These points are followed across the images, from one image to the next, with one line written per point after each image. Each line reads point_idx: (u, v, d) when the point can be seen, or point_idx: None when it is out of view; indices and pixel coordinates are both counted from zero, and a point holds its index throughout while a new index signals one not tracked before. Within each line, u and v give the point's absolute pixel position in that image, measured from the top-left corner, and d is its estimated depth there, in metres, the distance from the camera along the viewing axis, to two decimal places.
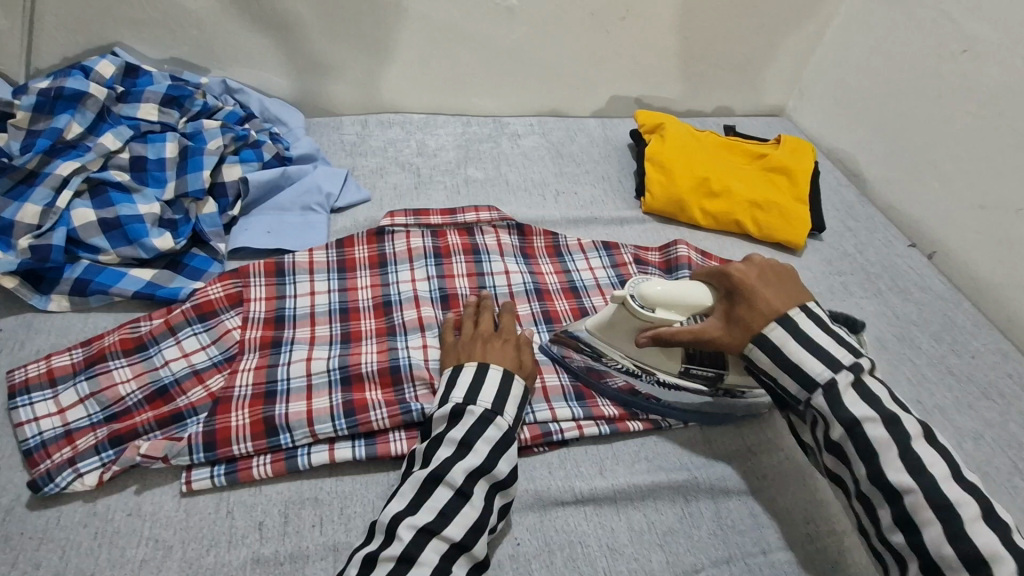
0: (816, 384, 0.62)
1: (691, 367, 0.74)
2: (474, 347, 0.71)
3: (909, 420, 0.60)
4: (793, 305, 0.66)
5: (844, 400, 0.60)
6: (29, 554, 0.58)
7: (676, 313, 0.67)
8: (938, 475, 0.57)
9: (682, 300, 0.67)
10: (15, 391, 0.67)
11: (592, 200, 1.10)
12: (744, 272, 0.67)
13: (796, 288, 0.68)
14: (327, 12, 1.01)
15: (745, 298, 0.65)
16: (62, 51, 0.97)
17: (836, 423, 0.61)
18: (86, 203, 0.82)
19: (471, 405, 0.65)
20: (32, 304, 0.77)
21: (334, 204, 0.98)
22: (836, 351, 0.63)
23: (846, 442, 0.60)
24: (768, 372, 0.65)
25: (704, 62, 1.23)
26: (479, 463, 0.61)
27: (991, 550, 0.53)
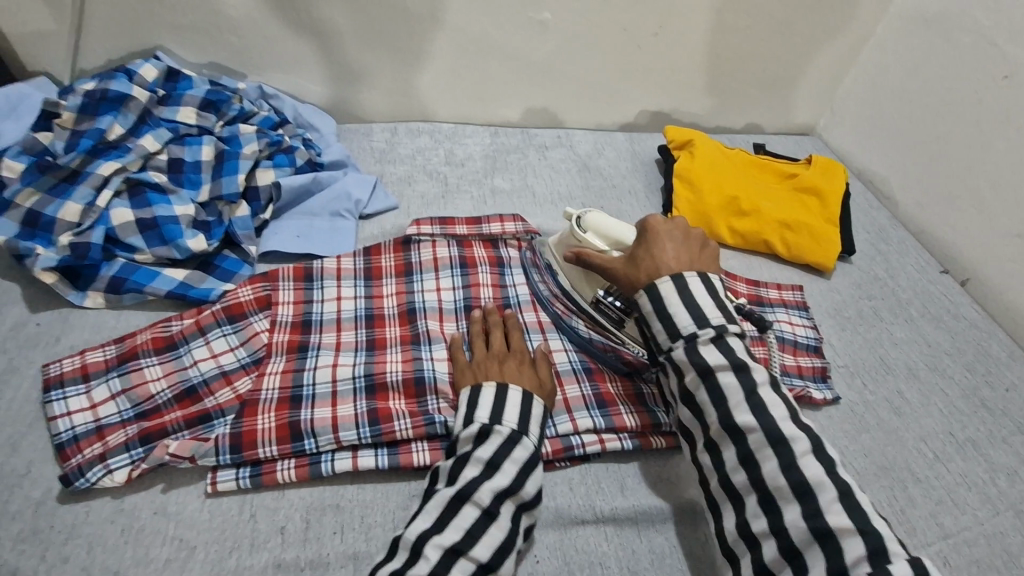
0: (679, 334, 0.65)
1: (603, 301, 0.81)
2: (490, 368, 0.72)
3: (757, 371, 0.63)
4: (688, 266, 0.70)
5: (701, 351, 0.64)
6: (58, 547, 0.59)
7: (603, 243, 0.79)
8: (778, 416, 0.60)
9: (610, 234, 0.79)
10: (50, 385, 0.69)
11: (618, 214, 1.10)
12: (661, 225, 0.75)
13: (703, 257, 0.73)
14: (362, 21, 1.02)
15: (650, 244, 0.73)
16: (107, 53, 1.00)
17: (691, 369, 0.64)
18: (124, 203, 0.84)
19: (499, 425, 0.65)
20: (69, 300, 0.79)
21: (363, 211, 0.99)
22: (709, 310, 0.66)
23: (698, 390, 0.64)
24: (646, 319, 0.68)
25: (736, 79, 1.23)
26: (505, 484, 0.61)
27: (817, 480, 0.56)
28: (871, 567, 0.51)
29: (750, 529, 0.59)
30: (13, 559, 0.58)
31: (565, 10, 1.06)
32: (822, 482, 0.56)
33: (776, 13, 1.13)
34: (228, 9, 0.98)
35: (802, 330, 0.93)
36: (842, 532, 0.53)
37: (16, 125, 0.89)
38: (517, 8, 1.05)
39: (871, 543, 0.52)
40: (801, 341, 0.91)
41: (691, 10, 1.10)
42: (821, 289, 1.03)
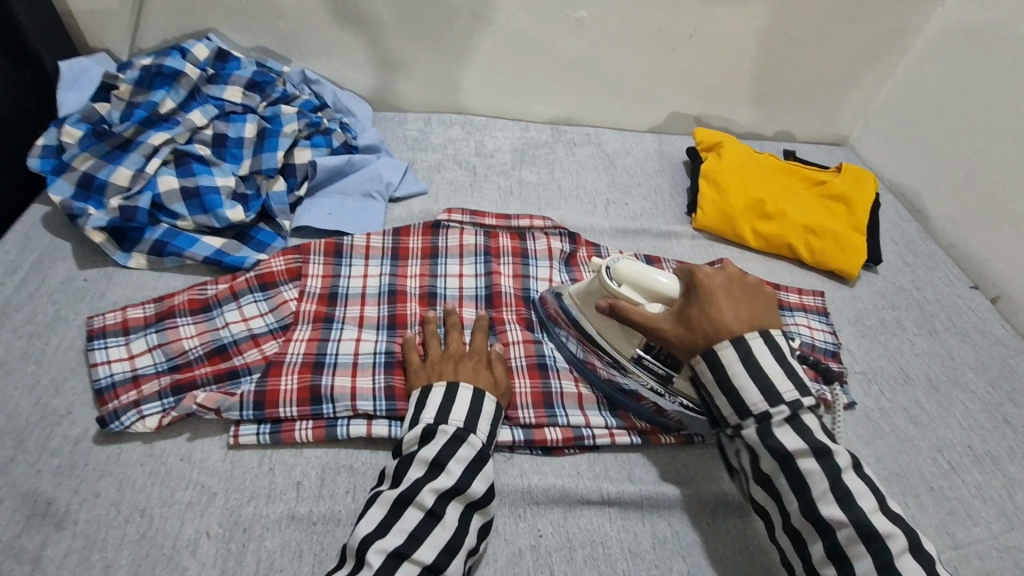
0: (749, 412, 0.63)
1: (645, 358, 0.75)
2: (446, 367, 0.71)
3: (840, 454, 0.61)
4: (752, 330, 0.65)
5: (775, 434, 0.61)
6: (91, 483, 0.63)
7: (639, 295, 0.72)
8: (867, 508, 0.58)
9: (648, 284, 0.71)
10: (93, 335, 0.74)
11: (642, 212, 1.11)
12: (710, 274, 0.70)
13: (762, 312, 0.68)
14: (404, 12, 1.06)
15: (701, 299, 0.68)
16: (164, 33, 1.06)
17: (767, 454, 0.62)
18: (171, 172, 0.89)
19: (443, 425, 0.65)
20: (115, 259, 0.84)
21: (392, 194, 1.02)
22: (780, 384, 0.63)
23: (778, 477, 0.61)
24: (708, 388, 0.66)
25: (769, 85, 1.23)
26: (450, 484, 0.61)
27: None
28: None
29: None
30: (50, 491, 0.62)
31: (603, 10, 1.08)
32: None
33: (814, 21, 1.13)
34: None
35: (820, 335, 0.92)
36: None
37: (78, 96, 0.95)
38: (556, 6, 1.07)
39: None
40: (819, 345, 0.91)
41: (728, 14, 1.10)
42: (843, 296, 1.02)
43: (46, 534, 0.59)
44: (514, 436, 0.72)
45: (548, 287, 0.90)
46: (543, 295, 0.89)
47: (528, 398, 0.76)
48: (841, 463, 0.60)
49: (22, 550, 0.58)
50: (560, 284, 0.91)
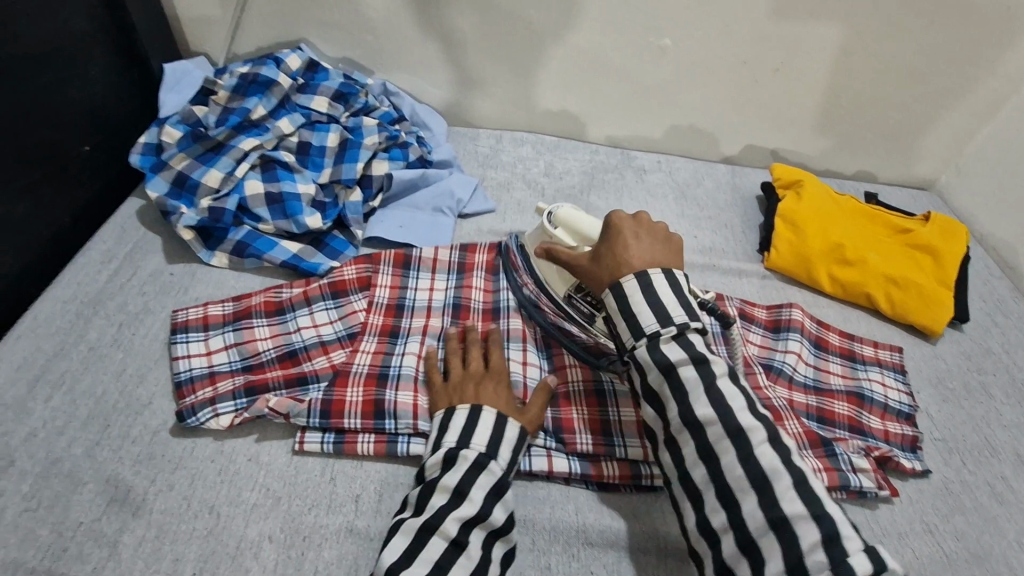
0: (642, 333, 0.63)
1: (575, 298, 0.80)
2: (467, 389, 0.71)
3: (716, 362, 0.61)
4: (655, 267, 0.66)
5: (661, 348, 0.62)
6: (167, 474, 0.65)
7: (570, 238, 0.77)
8: (735, 407, 0.59)
9: (579, 229, 0.76)
10: (177, 328, 0.77)
11: (711, 246, 1.08)
12: (624, 220, 0.71)
13: (670, 252, 0.70)
14: (486, 32, 1.07)
15: (612, 241, 0.69)
16: (260, 41, 1.11)
17: (655, 368, 0.61)
18: (257, 176, 0.93)
19: (464, 450, 0.64)
20: (200, 256, 0.88)
21: (462, 211, 1.03)
22: (672, 308, 0.63)
23: (662, 386, 0.61)
24: (613, 317, 0.66)
25: (852, 124, 1.18)
26: (473, 512, 0.60)
27: (773, 469, 0.55)
28: (826, 552, 0.51)
29: (709, 525, 0.57)
30: (130, 477, 0.65)
31: (686, 39, 1.07)
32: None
33: (910, 62, 1.08)
34: (369, 10, 1.06)
35: (895, 394, 0.87)
36: (797, 519, 0.53)
37: (178, 98, 1.01)
38: (638, 33, 1.07)
39: (825, 529, 0.52)
40: (891, 406, 0.86)
41: (817, 51, 1.07)
42: (924, 353, 0.96)
43: (124, 520, 0.62)
44: (571, 469, 0.71)
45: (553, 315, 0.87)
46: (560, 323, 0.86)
47: (587, 426, 0.74)
48: (716, 370, 0.60)
49: (102, 534, 0.61)
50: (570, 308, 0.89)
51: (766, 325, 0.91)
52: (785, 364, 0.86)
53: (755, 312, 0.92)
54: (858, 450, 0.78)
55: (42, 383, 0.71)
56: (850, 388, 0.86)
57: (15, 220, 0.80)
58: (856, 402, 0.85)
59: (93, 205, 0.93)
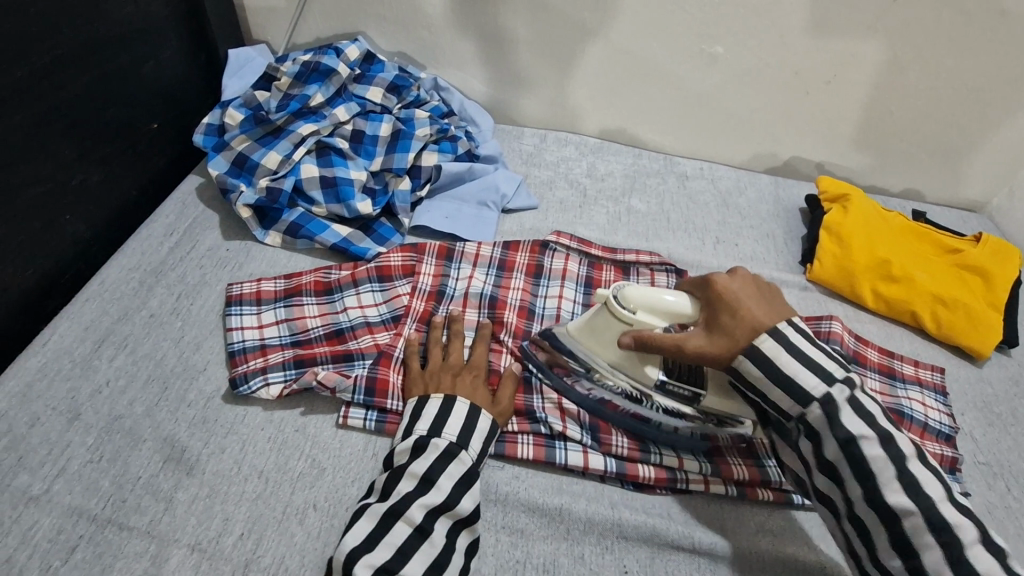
0: (811, 398, 0.58)
1: (668, 383, 0.71)
2: (443, 378, 0.72)
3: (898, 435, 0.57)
4: (782, 321, 0.61)
5: (841, 417, 0.57)
6: (218, 438, 0.68)
7: (655, 320, 0.67)
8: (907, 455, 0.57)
9: (663, 307, 0.66)
10: (231, 301, 0.80)
11: (752, 255, 1.07)
12: (727, 282, 0.64)
13: (779, 300, 0.65)
14: (540, 32, 1.09)
15: (727, 307, 0.62)
16: (320, 32, 1.15)
17: (830, 442, 0.58)
18: (313, 161, 0.96)
19: (435, 438, 0.65)
20: (255, 235, 0.91)
21: (506, 206, 1.05)
22: (825, 362, 0.60)
23: (839, 463, 0.58)
24: (756, 386, 0.61)
25: (903, 140, 1.16)
26: (440, 500, 0.61)
27: (957, 523, 0.53)
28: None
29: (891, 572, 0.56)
30: (185, 439, 0.68)
31: (739, 47, 1.07)
32: (934, 483, 0.56)
33: (968, 81, 1.06)
34: (427, 7, 1.09)
35: (936, 415, 0.85)
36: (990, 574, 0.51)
37: (239, 82, 1.04)
38: (692, 40, 1.07)
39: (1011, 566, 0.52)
40: (932, 425, 0.84)
41: (872, 64, 1.06)
42: (969, 376, 0.94)
43: (178, 478, 0.65)
44: (606, 466, 0.71)
45: (556, 306, 0.88)
46: (548, 313, 0.87)
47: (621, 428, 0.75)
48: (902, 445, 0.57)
49: (159, 489, 0.63)
50: (570, 303, 0.89)
51: None
52: None
53: None
54: None
55: (107, 343, 0.75)
56: (889, 404, 0.85)
57: (88, 189, 0.84)
58: (896, 420, 0.83)
59: (157, 180, 0.97)
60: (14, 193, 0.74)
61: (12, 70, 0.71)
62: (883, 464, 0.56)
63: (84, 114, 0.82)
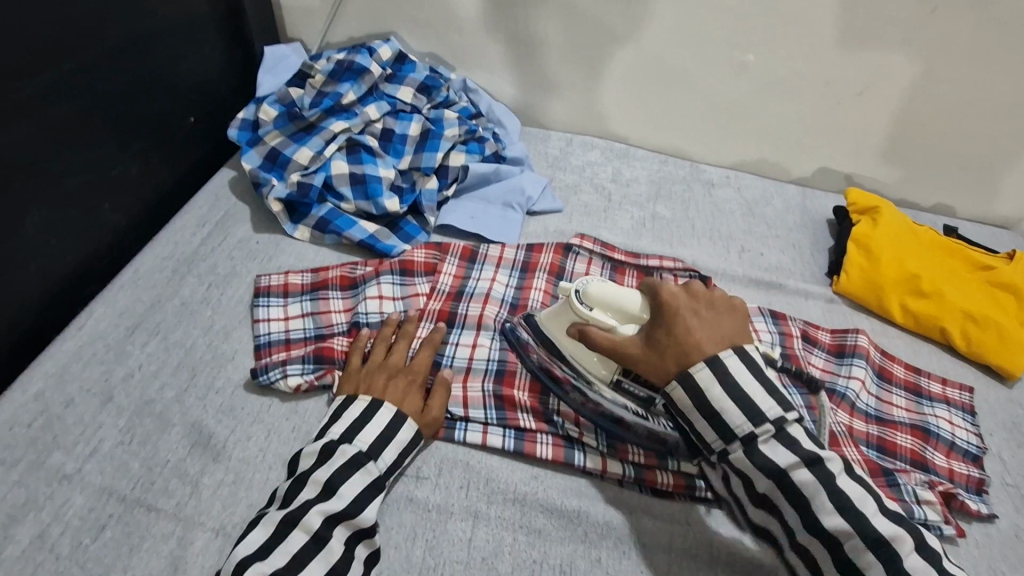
0: (734, 436, 0.59)
1: (626, 381, 0.71)
2: (376, 379, 0.71)
3: (834, 459, 0.58)
4: (725, 347, 0.62)
5: (758, 451, 0.58)
6: (245, 426, 0.69)
7: (612, 318, 0.69)
8: (835, 470, 0.57)
9: (620, 304, 0.68)
10: (260, 293, 0.82)
11: (778, 265, 1.06)
12: (675, 298, 0.65)
13: (732, 324, 0.65)
14: (570, 37, 1.10)
15: (667, 323, 0.64)
16: (353, 32, 1.17)
17: (760, 475, 0.58)
18: (343, 157, 0.97)
19: (344, 444, 0.64)
20: (284, 228, 0.93)
21: (531, 208, 1.05)
22: (762, 401, 0.59)
23: (773, 494, 0.58)
24: (682, 411, 0.62)
25: (936, 155, 1.14)
26: (340, 508, 0.61)
27: (893, 535, 0.55)
28: None
29: None
30: (212, 426, 0.69)
31: (771, 55, 1.06)
32: (864, 498, 0.56)
33: (1005, 95, 1.04)
34: (459, 9, 1.10)
35: (963, 434, 0.83)
36: None
37: (273, 79, 1.06)
38: (723, 47, 1.07)
39: None
40: (959, 445, 0.82)
41: (906, 75, 1.04)
42: (998, 398, 0.92)
43: (205, 463, 0.66)
44: (625, 470, 0.71)
45: None
46: None
47: None
48: (834, 468, 0.57)
49: (186, 473, 0.65)
50: None
51: (829, 349, 0.89)
52: (848, 390, 0.83)
53: (818, 335, 0.91)
54: (920, 482, 0.75)
55: (140, 329, 0.77)
56: (914, 421, 0.83)
57: (127, 178, 0.86)
58: (921, 437, 0.82)
59: (192, 172, 0.99)
60: (58, 180, 0.76)
61: (61, 62, 0.74)
62: (814, 489, 0.56)
63: (126, 105, 0.84)
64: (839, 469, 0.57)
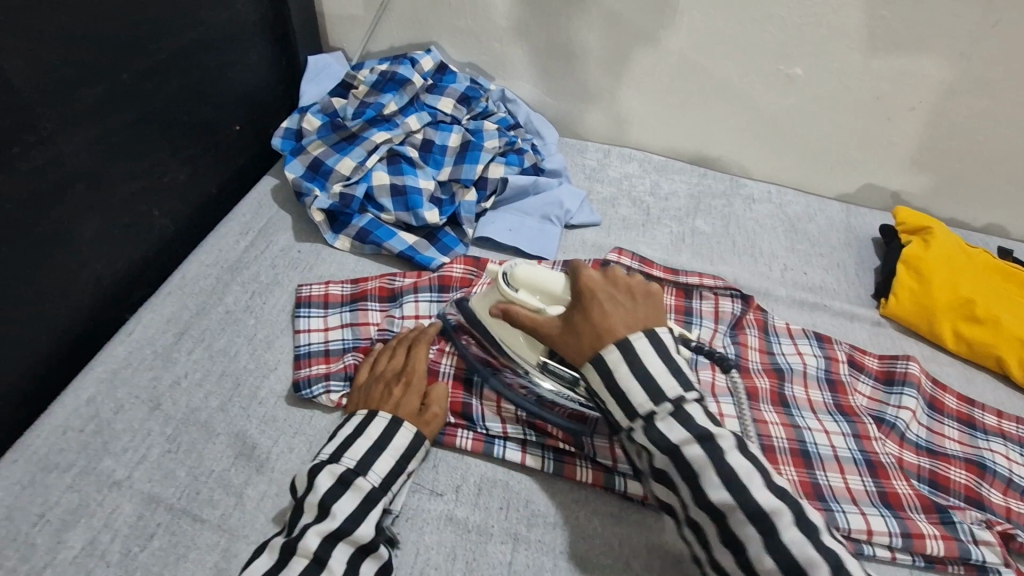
0: (636, 414, 0.56)
1: (550, 364, 0.70)
2: (374, 390, 0.71)
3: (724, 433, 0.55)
4: (636, 330, 0.59)
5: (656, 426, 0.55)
6: (287, 438, 0.70)
7: (537, 300, 0.67)
8: (724, 447, 0.54)
9: (544, 287, 0.66)
10: (301, 303, 0.83)
11: (822, 285, 1.03)
12: (595, 282, 0.63)
13: (651, 308, 0.62)
14: (612, 48, 1.09)
15: (583, 307, 0.62)
16: (395, 42, 1.17)
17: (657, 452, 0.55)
18: (384, 168, 0.98)
19: (333, 462, 0.63)
20: (325, 238, 0.93)
21: (568, 221, 1.04)
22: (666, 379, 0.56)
23: (669, 469, 0.55)
24: (597, 391, 0.59)
25: (991, 173, 1.09)
26: (335, 527, 0.59)
27: (773, 509, 0.51)
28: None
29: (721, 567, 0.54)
30: (256, 436, 0.70)
31: (819, 69, 1.03)
32: (751, 473, 0.53)
33: None
34: (501, 20, 1.10)
35: (1021, 471, 0.79)
36: None
37: (316, 89, 1.07)
38: (769, 60, 1.04)
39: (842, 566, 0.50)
40: (1017, 482, 0.78)
41: (962, 91, 1.01)
42: None
43: (249, 474, 0.67)
44: None
45: None
46: None
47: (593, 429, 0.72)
48: (723, 443, 0.54)
49: (230, 484, 0.66)
50: None
51: (878, 376, 0.86)
52: (898, 420, 0.81)
53: (866, 361, 0.88)
54: (976, 521, 0.72)
55: (185, 336, 0.78)
56: (968, 455, 0.79)
57: (176, 187, 0.88)
58: (976, 473, 0.78)
59: (237, 180, 1.01)
60: (114, 188, 0.78)
61: (119, 70, 0.75)
62: (703, 466, 0.54)
63: (176, 115, 0.86)
64: (730, 445, 0.54)
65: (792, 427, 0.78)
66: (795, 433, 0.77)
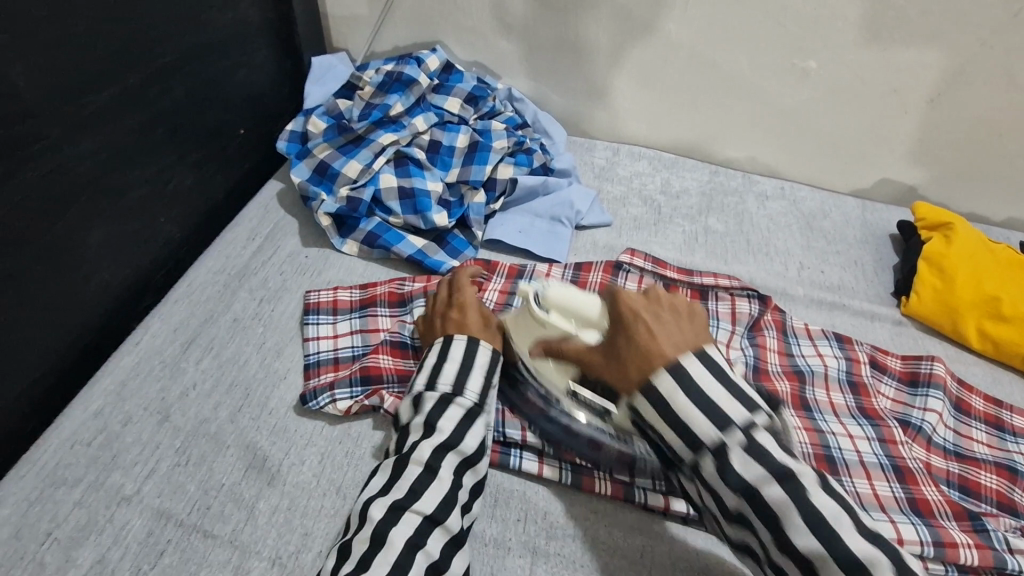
0: (701, 445, 0.51)
1: (581, 394, 0.67)
2: (436, 323, 0.73)
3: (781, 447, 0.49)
4: (686, 349, 0.53)
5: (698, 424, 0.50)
6: (298, 449, 0.68)
7: (571, 324, 0.64)
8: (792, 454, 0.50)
9: (576, 309, 0.63)
10: (309, 310, 0.81)
11: (840, 283, 1.01)
12: (633, 299, 0.58)
13: (695, 325, 0.56)
14: (622, 44, 1.06)
15: (625, 328, 0.56)
16: (398, 41, 1.15)
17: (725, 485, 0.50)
18: (391, 170, 0.96)
19: (431, 388, 0.64)
20: (333, 243, 0.92)
21: (579, 222, 1.02)
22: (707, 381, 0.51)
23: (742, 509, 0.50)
24: (653, 425, 0.53)
25: (1013, 166, 1.06)
26: (446, 438, 0.60)
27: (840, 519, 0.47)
28: None
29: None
30: (266, 448, 0.68)
31: (835, 62, 1.01)
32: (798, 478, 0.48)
33: None
34: (507, 17, 1.08)
35: None
36: None
37: (321, 89, 1.05)
38: (784, 53, 1.02)
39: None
40: None
41: (984, 82, 0.98)
42: None
43: (261, 487, 0.65)
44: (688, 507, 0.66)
45: None
46: None
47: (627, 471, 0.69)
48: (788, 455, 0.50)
49: (241, 498, 0.64)
50: None
51: (901, 376, 0.84)
52: (924, 423, 0.78)
53: (888, 362, 0.85)
54: (1010, 528, 0.70)
55: (194, 345, 0.77)
56: (999, 459, 0.77)
57: (181, 193, 0.86)
58: (1007, 477, 0.75)
59: (243, 184, 0.99)
60: (119, 195, 0.77)
61: (124, 75, 0.74)
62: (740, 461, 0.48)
63: (181, 119, 0.84)
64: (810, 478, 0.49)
65: (816, 432, 0.76)
66: (818, 438, 0.75)
